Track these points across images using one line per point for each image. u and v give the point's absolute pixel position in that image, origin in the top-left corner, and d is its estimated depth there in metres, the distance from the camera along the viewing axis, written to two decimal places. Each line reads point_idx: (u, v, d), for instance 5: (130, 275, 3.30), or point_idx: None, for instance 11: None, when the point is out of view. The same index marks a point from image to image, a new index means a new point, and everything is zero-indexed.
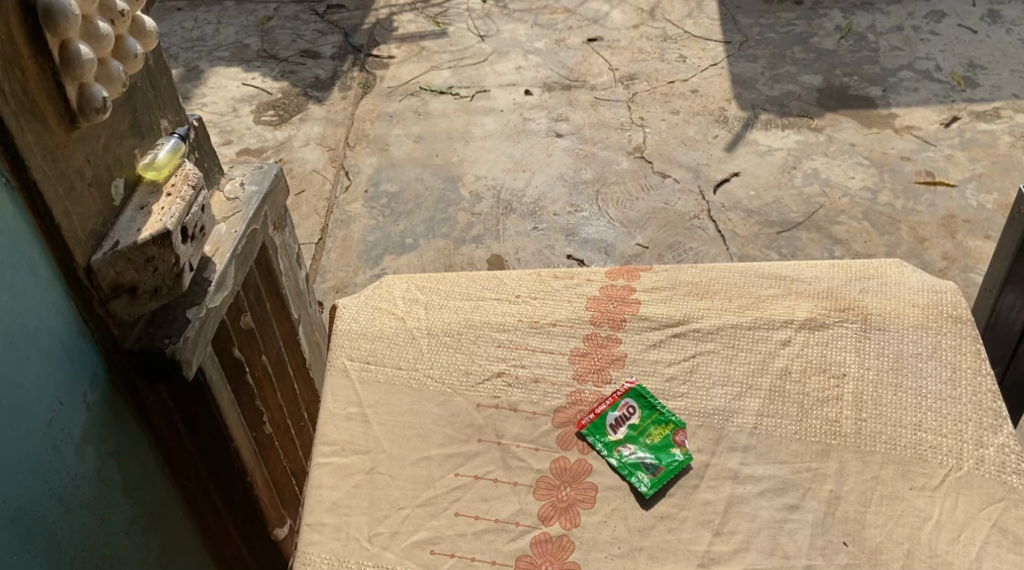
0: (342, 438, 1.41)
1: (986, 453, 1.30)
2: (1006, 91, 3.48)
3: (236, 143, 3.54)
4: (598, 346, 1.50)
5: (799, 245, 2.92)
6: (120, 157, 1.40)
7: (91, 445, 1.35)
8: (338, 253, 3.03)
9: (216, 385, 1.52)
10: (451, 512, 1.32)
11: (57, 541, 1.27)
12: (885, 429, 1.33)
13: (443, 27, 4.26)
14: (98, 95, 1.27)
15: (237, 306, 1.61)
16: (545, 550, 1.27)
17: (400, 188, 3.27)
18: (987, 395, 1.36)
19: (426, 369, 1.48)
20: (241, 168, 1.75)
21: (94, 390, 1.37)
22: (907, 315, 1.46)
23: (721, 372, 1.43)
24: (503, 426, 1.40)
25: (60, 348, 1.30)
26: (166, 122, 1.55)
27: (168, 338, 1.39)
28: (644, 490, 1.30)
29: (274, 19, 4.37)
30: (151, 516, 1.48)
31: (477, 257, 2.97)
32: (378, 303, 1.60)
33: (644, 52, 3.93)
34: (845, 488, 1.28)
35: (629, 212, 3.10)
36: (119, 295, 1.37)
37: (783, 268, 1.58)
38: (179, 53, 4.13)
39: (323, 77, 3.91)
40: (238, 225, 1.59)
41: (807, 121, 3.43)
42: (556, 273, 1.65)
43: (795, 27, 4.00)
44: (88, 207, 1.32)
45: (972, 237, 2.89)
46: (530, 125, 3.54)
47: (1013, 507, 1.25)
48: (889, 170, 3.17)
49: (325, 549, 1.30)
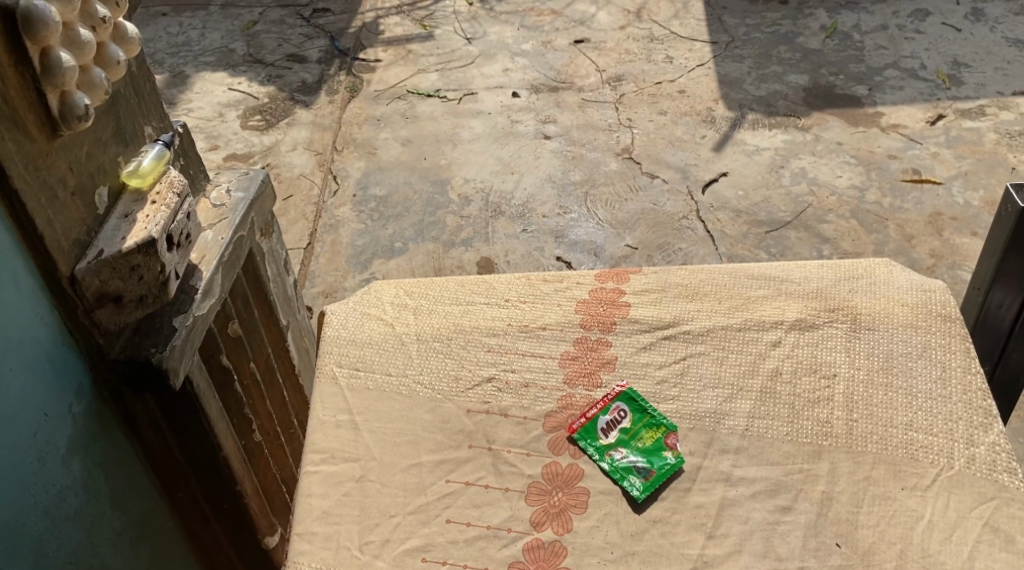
0: (332, 446, 1.40)
1: (977, 452, 1.30)
2: (990, 89, 3.49)
3: (223, 148, 3.52)
4: (588, 349, 1.49)
5: (787, 244, 2.92)
6: (103, 165, 1.39)
7: (77, 457, 1.34)
8: (327, 258, 3.01)
9: (204, 393, 1.50)
10: (443, 519, 1.31)
11: (43, 554, 1.26)
12: (877, 429, 1.33)
13: (429, 29, 4.26)
14: (80, 103, 1.26)
15: (225, 314, 1.60)
16: (537, 556, 1.26)
17: (388, 192, 3.26)
18: (977, 393, 1.36)
19: (417, 375, 1.48)
20: (227, 174, 1.74)
21: (80, 401, 1.35)
22: (896, 315, 1.46)
23: (711, 374, 1.43)
24: (494, 431, 1.40)
25: (43, 359, 1.28)
26: (150, 128, 1.54)
27: (155, 347, 1.38)
28: (636, 494, 1.30)
29: (259, 24, 4.35)
30: (139, 527, 1.47)
31: (466, 261, 2.96)
32: (366, 309, 1.59)
33: (631, 53, 3.94)
34: (837, 489, 1.28)
35: (618, 213, 3.10)
36: (104, 304, 1.36)
37: (772, 269, 1.57)
38: (164, 58, 4.11)
39: (310, 81, 3.89)
40: (225, 232, 1.58)
41: (794, 121, 3.44)
42: (545, 276, 1.65)
43: (781, 27, 4.00)
44: (71, 215, 1.31)
45: (959, 234, 2.90)
46: (518, 127, 3.54)
47: (1005, 505, 1.25)
48: (876, 169, 3.18)
49: (315, 558, 1.29)
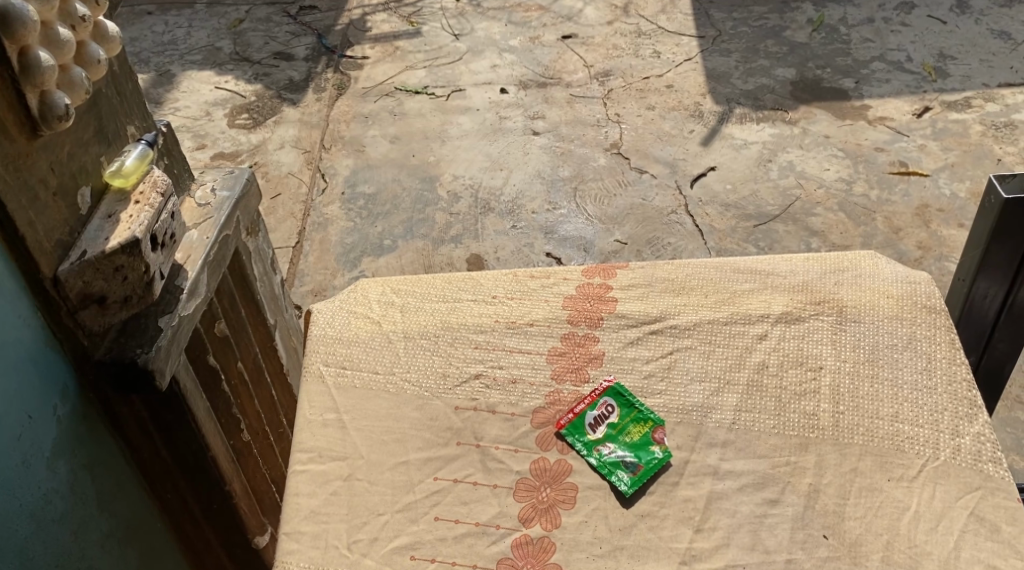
0: (320, 445, 1.40)
1: (962, 442, 1.30)
2: (976, 81, 3.50)
3: (210, 147, 3.50)
4: (575, 345, 1.49)
5: (776, 238, 2.93)
6: (85, 165, 1.38)
7: (63, 459, 1.33)
8: (315, 256, 3.01)
9: (191, 394, 1.50)
10: (431, 517, 1.31)
11: (30, 557, 1.25)
12: (863, 421, 1.34)
13: (416, 26, 4.25)
14: (60, 103, 1.25)
15: (211, 313, 1.60)
16: (526, 552, 1.26)
17: (377, 190, 3.26)
18: (962, 383, 1.36)
19: (405, 373, 1.47)
20: (212, 173, 1.73)
21: (65, 403, 1.35)
22: (882, 307, 1.47)
23: (698, 368, 1.43)
24: (481, 428, 1.40)
25: (28, 362, 1.28)
26: (133, 128, 1.54)
27: (140, 347, 1.37)
28: (624, 489, 1.30)
29: (245, 22, 4.34)
30: (127, 529, 1.47)
31: (456, 258, 2.95)
32: (353, 307, 1.59)
33: (619, 48, 3.94)
34: (823, 481, 1.28)
35: (607, 209, 3.10)
36: (88, 305, 1.36)
37: (758, 263, 1.58)
38: (150, 57, 4.09)
39: (297, 79, 3.88)
40: (210, 231, 1.57)
41: (781, 114, 3.45)
42: (531, 272, 1.64)
43: (768, 21, 4.01)
44: (52, 216, 1.30)
45: (946, 226, 2.91)
46: (506, 123, 3.54)
47: (991, 495, 1.25)
48: (864, 162, 3.18)
49: (303, 558, 1.29)
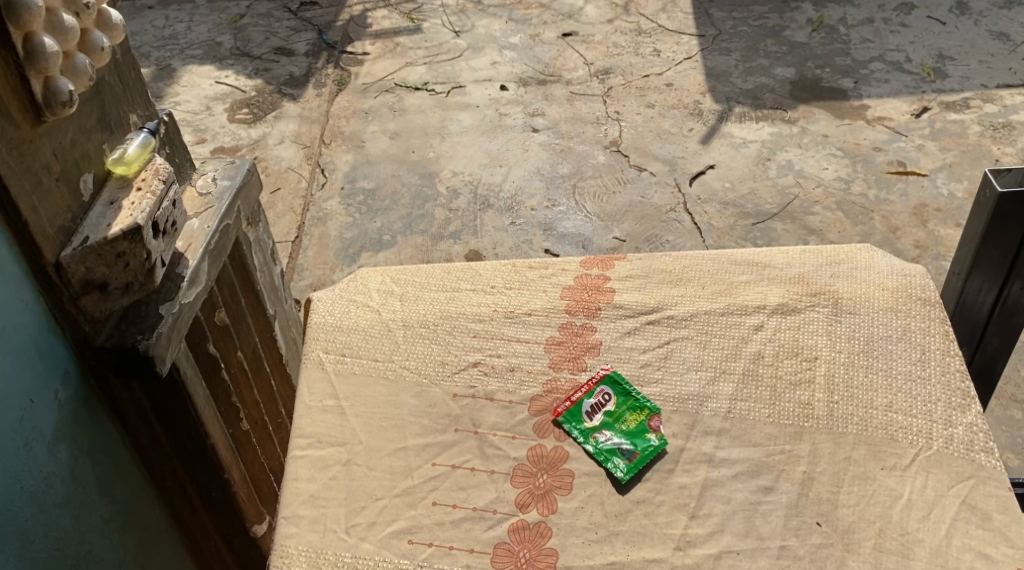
0: (319, 431, 1.41)
1: (954, 433, 1.32)
2: (975, 82, 3.52)
3: (210, 141, 3.51)
4: (573, 335, 1.50)
5: (774, 235, 2.94)
6: (88, 153, 1.40)
7: (63, 443, 1.35)
8: (315, 251, 3.02)
9: (192, 381, 1.51)
10: (429, 501, 1.32)
11: (30, 541, 1.27)
12: (858, 411, 1.35)
13: (417, 23, 4.25)
14: (64, 89, 1.27)
15: (211, 302, 1.61)
16: (522, 537, 1.28)
17: (376, 185, 3.27)
18: (956, 374, 1.38)
19: (403, 360, 1.49)
20: (213, 164, 1.74)
21: (66, 387, 1.36)
22: (877, 299, 1.48)
23: (694, 358, 1.44)
24: (480, 415, 1.41)
25: (29, 345, 1.29)
26: (135, 117, 1.55)
27: (141, 334, 1.38)
28: (621, 476, 1.31)
29: (246, 17, 4.35)
30: (126, 515, 1.48)
31: (454, 254, 2.97)
32: (353, 296, 1.60)
33: (619, 46, 3.95)
34: (817, 469, 1.30)
35: (606, 206, 3.11)
36: (90, 291, 1.37)
37: (755, 256, 1.59)
38: (151, 51, 4.11)
39: (297, 75, 3.89)
40: (211, 220, 1.59)
41: (781, 114, 3.46)
42: (530, 262, 1.65)
43: (768, 21, 4.03)
44: (55, 202, 1.31)
45: (943, 225, 2.92)
46: (506, 120, 3.55)
47: (982, 484, 1.27)
48: (862, 161, 3.20)
49: (302, 541, 1.30)
